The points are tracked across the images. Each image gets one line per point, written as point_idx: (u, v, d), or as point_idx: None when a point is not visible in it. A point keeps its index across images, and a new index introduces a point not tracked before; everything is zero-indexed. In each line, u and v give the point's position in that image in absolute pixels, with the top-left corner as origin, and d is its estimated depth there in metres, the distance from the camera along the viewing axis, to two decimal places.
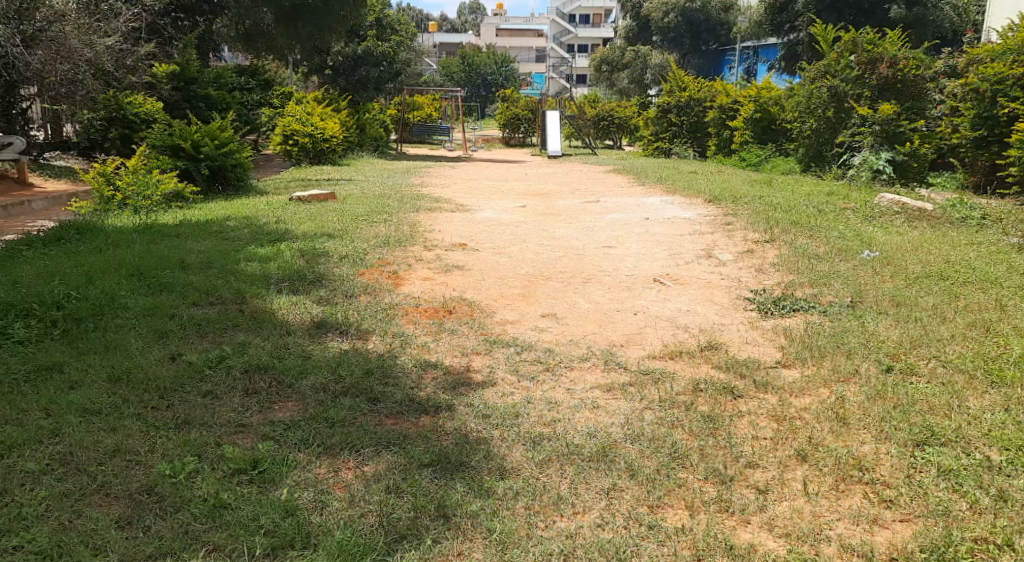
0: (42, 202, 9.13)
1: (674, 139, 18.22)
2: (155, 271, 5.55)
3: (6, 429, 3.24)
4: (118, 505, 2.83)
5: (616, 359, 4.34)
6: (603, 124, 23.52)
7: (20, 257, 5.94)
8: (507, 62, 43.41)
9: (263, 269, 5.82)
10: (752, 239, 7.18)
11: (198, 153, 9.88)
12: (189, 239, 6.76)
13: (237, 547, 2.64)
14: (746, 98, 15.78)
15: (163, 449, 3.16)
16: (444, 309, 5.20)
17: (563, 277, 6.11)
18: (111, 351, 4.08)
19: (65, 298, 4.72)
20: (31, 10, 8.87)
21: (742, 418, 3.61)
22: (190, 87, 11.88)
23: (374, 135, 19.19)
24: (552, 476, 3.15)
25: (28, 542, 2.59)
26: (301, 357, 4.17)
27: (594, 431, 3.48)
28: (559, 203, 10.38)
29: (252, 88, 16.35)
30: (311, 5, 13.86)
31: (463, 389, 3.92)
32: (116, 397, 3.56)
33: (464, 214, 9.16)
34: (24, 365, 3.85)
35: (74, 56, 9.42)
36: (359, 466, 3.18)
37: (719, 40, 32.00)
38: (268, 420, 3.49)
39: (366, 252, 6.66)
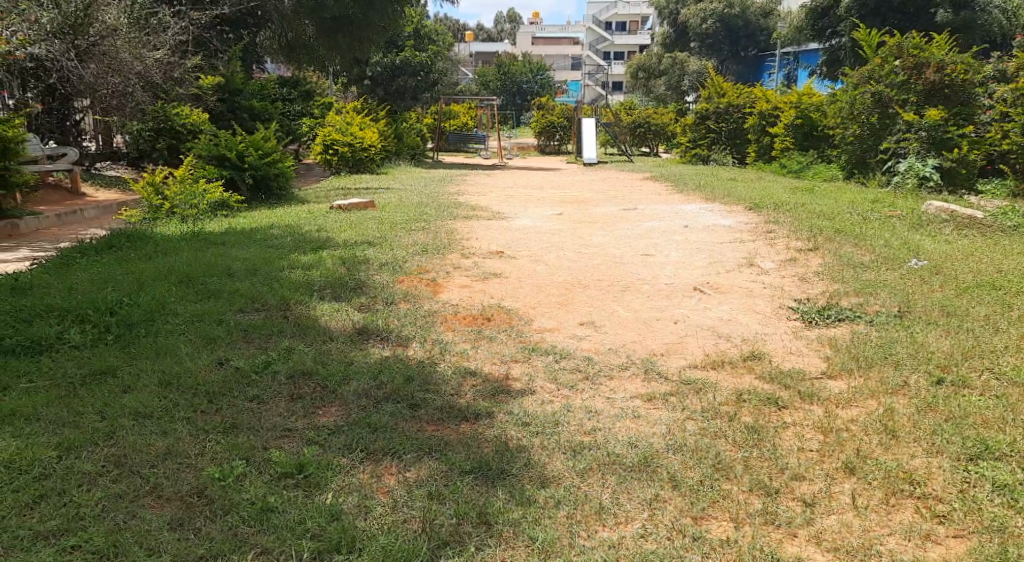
0: (94, 211, 9.40)
1: (712, 146, 18.10)
2: (203, 277, 5.66)
3: (64, 431, 3.33)
4: (170, 507, 2.89)
5: (657, 368, 4.31)
6: (640, 131, 23.48)
7: (73, 264, 6.10)
8: (542, 70, 43.59)
9: (306, 276, 5.90)
10: (795, 247, 7.09)
11: (242, 162, 10.08)
12: (234, 247, 6.88)
13: (285, 550, 2.68)
14: (785, 103, 15.58)
15: (213, 452, 3.23)
16: (483, 317, 5.22)
17: (602, 285, 6.11)
18: (161, 356, 4.18)
19: (118, 304, 4.84)
20: (84, 26, 9.20)
21: (788, 430, 3.56)
22: (234, 98, 12.44)
23: (411, 143, 19.07)
24: (594, 485, 3.15)
25: (86, 541, 2.66)
26: (344, 362, 4.23)
27: (636, 441, 3.47)
28: (595, 210, 10.39)
29: (293, 99, 16.65)
30: (351, 17, 14.10)
31: (503, 397, 3.93)
32: (167, 401, 3.65)
33: (500, 222, 9.20)
34: (80, 370, 3.95)
35: (125, 70, 9.68)
36: (401, 472, 3.20)
37: (759, 46, 31.66)
38: (313, 426, 3.53)
39: (405, 260, 6.73)
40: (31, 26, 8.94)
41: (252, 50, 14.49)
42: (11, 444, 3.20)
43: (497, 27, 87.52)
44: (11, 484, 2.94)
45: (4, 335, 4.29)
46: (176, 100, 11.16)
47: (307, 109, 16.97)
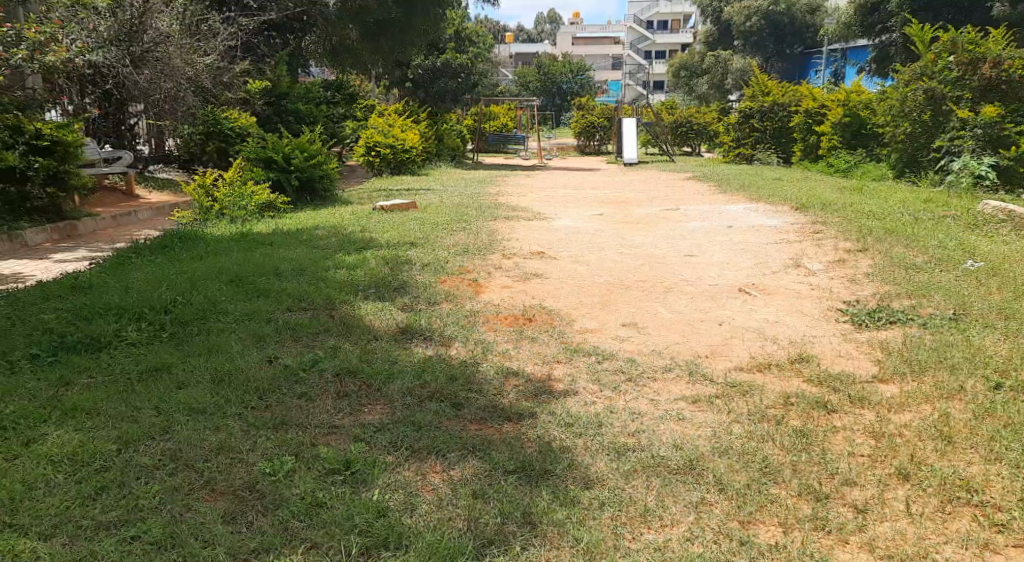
0: (147, 212, 9.66)
1: (757, 145, 17.87)
2: (252, 277, 5.77)
3: (122, 425, 3.42)
4: (223, 501, 2.96)
5: (702, 371, 4.27)
6: (682, 130, 23.27)
7: (129, 264, 6.27)
8: (582, 70, 43.45)
9: (351, 276, 5.98)
10: (844, 248, 6.96)
11: (288, 165, 10.26)
12: (281, 247, 7.00)
13: (334, 546, 2.72)
14: (833, 101, 15.30)
15: (264, 448, 3.30)
16: (525, 317, 5.23)
17: (644, 286, 6.07)
18: (213, 353, 4.27)
19: (172, 303, 4.96)
20: (138, 33, 9.54)
21: (837, 433, 3.50)
22: (280, 101, 12.67)
23: (451, 145, 19.19)
24: (638, 487, 3.13)
25: (144, 532, 2.73)
26: (388, 361, 4.28)
27: (681, 443, 3.44)
28: (637, 210, 10.34)
29: (337, 101, 16.87)
30: (394, 20, 14.23)
31: (546, 398, 3.94)
32: (220, 397, 3.72)
33: (541, 222, 9.21)
34: (137, 366, 4.06)
35: (177, 74, 9.91)
36: (446, 470, 3.23)
37: (804, 43, 31.09)
38: (359, 423, 3.58)
39: (447, 260, 6.77)
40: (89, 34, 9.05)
41: (297, 54, 14.72)
42: (73, 437, 3.29)
43: (537, 27, 87.50)
44: (74, 476, 3.03)
45: (65, 333, 4.42)
46: (225, 104, 11.40)
47: (350, 112, 17.18)
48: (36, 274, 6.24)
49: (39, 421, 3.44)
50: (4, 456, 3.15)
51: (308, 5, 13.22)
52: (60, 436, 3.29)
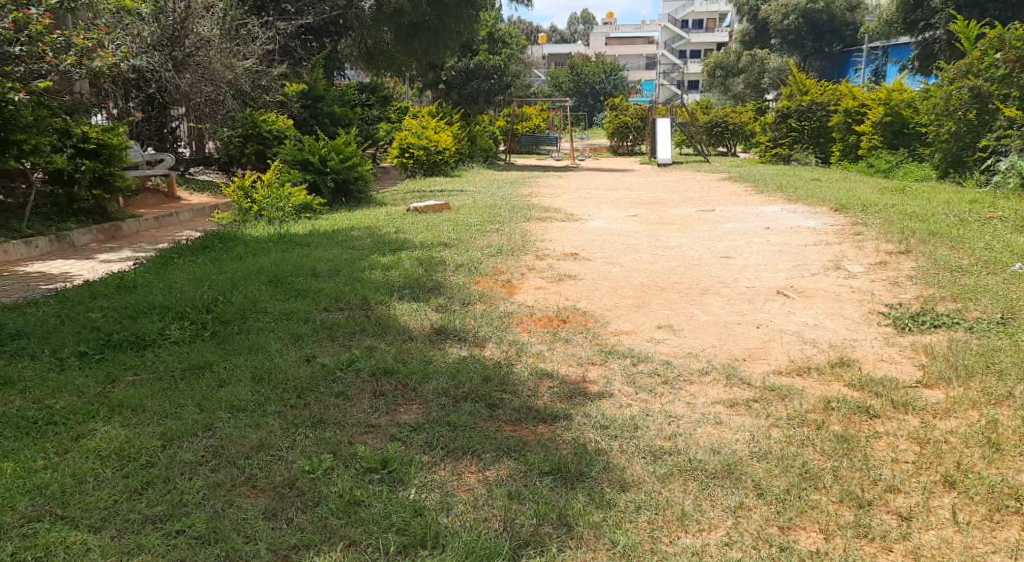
0: (188, 214, 9.84)
1: (794, 145, 17.64)
2: (290, 277, 5.85)
3: (166, 422, 3.49)
4: (263, 497, 3.00)
5: (739, 374, 4.22)
6: (717, 130, 23.02)
7: (172, 264, 6.39)
8: (616, 70, 43.26)
9: (386, 277, 6.04)
10: (886, 250, 6.83)
11: (325, 167, 10.38)
12: (317, 248, 7.09)
13: (372, 544, 2.75)
14: (873, 100, 15.03)
15: (303, 445, 3.34)
16: (559, 318, 5.22)
17: (680, 288, 6.02)
18: (253, 352, 4.33)
19: (213, 302, 5.04)
20: (180, 38, 9.85)
21: (880, 439, 3.43)
22: (316, 104, 12.82)
23: (484, 146, 19.23)
24: (675, 490, 3.10)
25: (189, 527, 2.78)
26: (423, 362, 4.30)
27: (718, 447, 3.41)
28: (672, 211, 10.26)
29: (372, 104, 17.03)
30: (428, 23, 14.31)
31: (580, 399, 3.93)
32: (260, 395, 3.78)
33: (575, 224, 9.18)
34: (180, 364, 4.13)
35: (217, 77, 10.27)
36: (481, 471, 3.24)
37: (844, 41, 30.53)
38: (394, 422, 3.60)
39: (481, 261, 6.79)
40: (133, 39, 9.34)
41: (333, 57, 14.89)
42: (120, 433, 3.36)
43: (571, 28, 87.32)
44: (122, 470, 3.10)
45: (112, 331, 4.52)
46: (263, 107, 11.57)
47: (385, 114, 17.32)
48: (83, 273, 6.39)
49: (87, 416, 3.52)
50: (54, 451, 3.23)
51: (344, 9, 13.25)
52: (108, 432, 3.36)
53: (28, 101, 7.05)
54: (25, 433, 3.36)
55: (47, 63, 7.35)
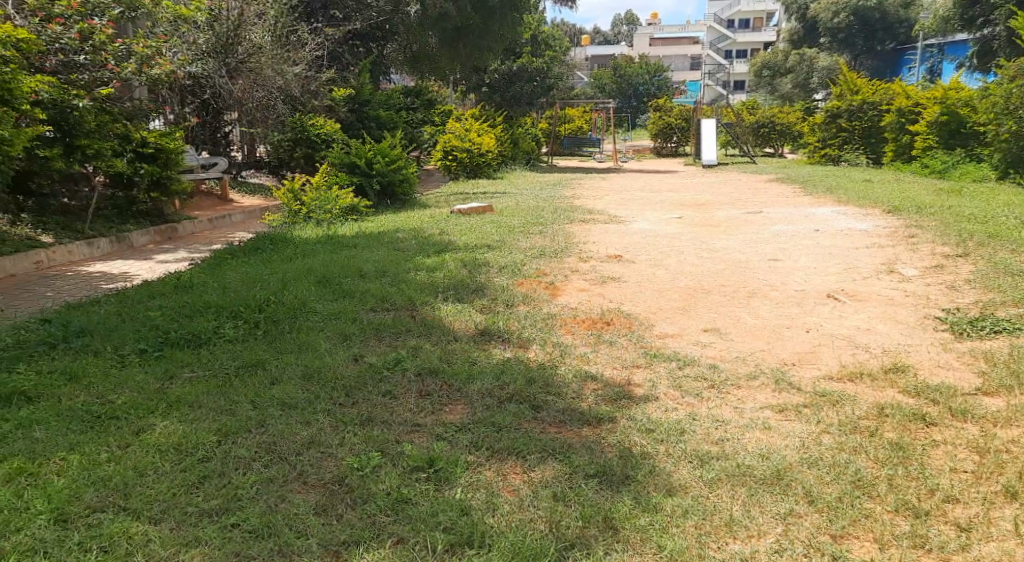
0: (240, 215, 10.05)
1: (844, 145, 17.24)
2: (338, 278, 5.94)
3: (221, 418, 3.57)
4: (314, 493, 3.05)
5: (788, 379, 4.15)
6: (763, 131, 22.66)
7: (225, 264, 6.54)
8: (660, 71, 42.88)
9: (431, 278, 6.09)
10: (941, 254, 6.66)
11: (371, 169, 10.51)
12: (363, 249, 7.17)
13: (420, 542, 2.77)
14: (929, 99, 14.68)
15: (352, 443, 3.39)
16: (602, 320, 5.20)
17: (726, 291, 5.95)
18: (303, 351, 4.40)
19: (265, 302, 5.15)
20: (233, 45, 10.11)
21: (937, 448, 3.35)
22: (361, 108, 12.99)
23: (526, 148, 19.21)
24: (723, 496, 3.07)
25: (244, 520, 2.85)
26: (467, 362, 4.33)
27: (768, 453, 3.35)
28: (717, 213, 10.12)
29: (416, 107, 17.20)
30: (472, 27, 14.40)
31: (625, 402, 3.90)
32: (310, 393, 3.84)
33: (618, 225, 9.13)
34: (235, 362, 4.22)
35: (268, 84, 10.51)
36: (526, 471, 3.24)
37: (897, 39, 29.68)
38: (440, 422, 3.63)
39: (524, 263, 6.81)
40: (189, 47, 9.63)
41: (379, 61, 15.07)
42: (178, 428, 3.46)
43: (616, 29, 86.97)
44: (179, 465, 3.17)
45: (170, 329, 4.64)
46: (312, 111, 11.75)
47: (428, 117, 17.47)
48: (141, 273, 6.58)
49: (147, 411, 3.62)
50: (117, 444, 3.32)
51: (391, 13, 13.72)
52: (166, 427, 3.46)
53: (90, 107, 7.32)
54: (90, 427, 3.46)
55: (108, 71, 7.66)
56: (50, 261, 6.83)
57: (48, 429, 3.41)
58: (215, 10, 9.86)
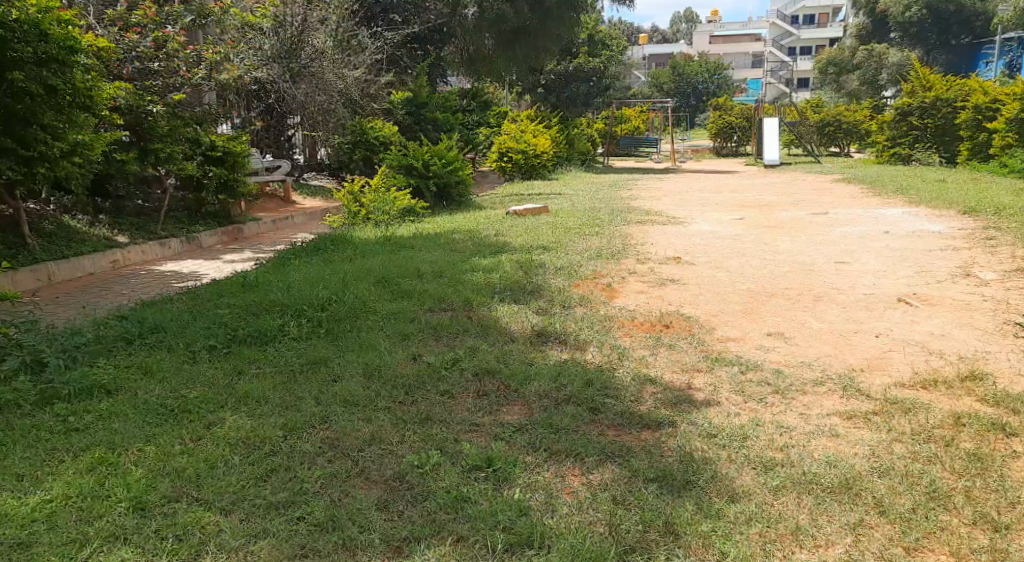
0: (302, 217, 10.29)
1: (915, 144, 16.73)
2: (398, 278, 6.02)
3: (287, 413, 3.66)
4: (376, 489, 3.09)
5: (857, 385, 4.04)
6: (828, 130, 22.07)
7: (288, 264, 6.70)
8: (720, 70, 42.20)
9: (488, 279, 6.11)
10: (1022, 256, 6.39)
11: (427, 171, 10.63)
12: (420, 250, 7.25)
13: (480, 541, 2.79)
14: (1008, 95, 14.12)
15: (412, 441, 3.43)
16: (661, 323, 5.14)
17: (790, 294, 5.82)
18: (364, 350, 4.47)
19: (327, 301, 5.25)
20: (297, 50, 10.41)
21: (1017, 460, 3.23)
22: (419, 111, 13.12)
23: (582, 149, 19.12)
24: (789, 504, 3.00)
25: (309, 514, 2.90)
26: (525, 363, 4.33)
27: (835, 460, 3.27)
28: (781, 214, 9.90)
29: (472, 109, 17.32)
30: (529, 28, 14.40)
31: (686, 406, 3.85)
32: (371, 391, 3.90)
33: (678, 227, 9.01)
34: (299, 359, 4.32)
35: (330, 88, 10.71)
36: (585, 474, 3.23)
37: (974, 33, 28.59)
38: (498, 422, 3.64)
39: (581, 264, 6.78)
40: (256, 53, 9.83)
41: (437, 64, 15.21)
42: (246, 422, 3.55)
43: (674, 28, 85.95)
44: (248, 458, 3.26)
45: (239, 327, 4.78)
46: (371, 114, 11.92)
47: (485, 119, 17.56)
48: (209, 272, 6.78)
49: (217, 406, 3.73)
50: (190, 437, 3.43)
51: (448, 16, 13.73)
52: (236, 421, 3.56)
53: (163, 112, 7.63)
54: (164, 420, 3.59)
55: (180, 77, 7.96)
56: (125, 260, 7.09)
57: (126, 421, 3.54)
58: (279, 17, 10.12)
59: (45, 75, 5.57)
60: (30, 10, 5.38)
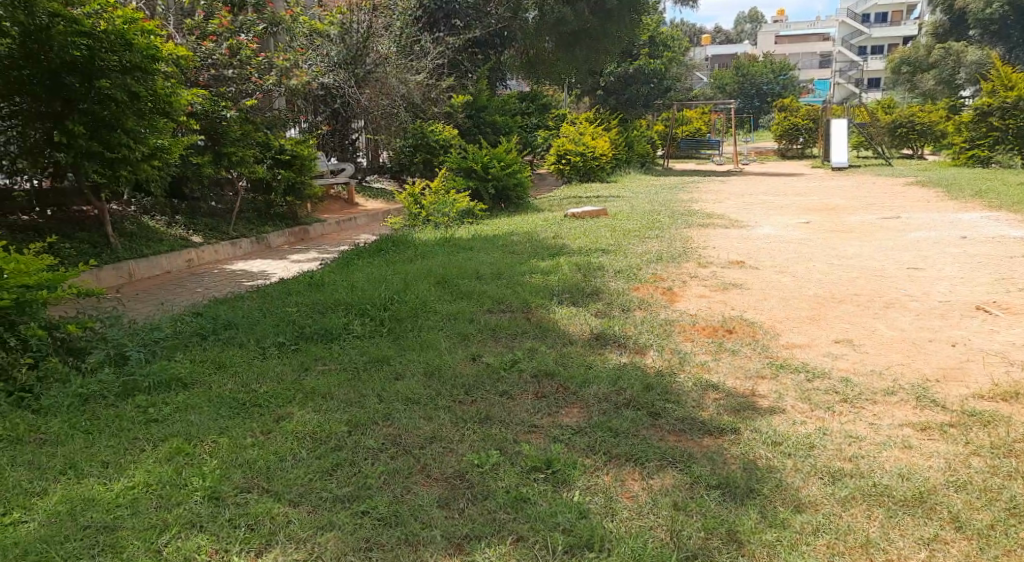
0: (365, 219, 10.50)
1: (996, 145, 16.09)
2: (457, 279, 6.08)
3: (351, 409, 3.73)
4: (437, 486, 3.13)
5: (931, 396, 3.90)
6: (901, 132, 21.34)
7: (352, 264, 6.83)
8: (786, 70, 41.26)
9: (546, 281, 6.12)
10: None
11: (487, 174, 10.70)
12: (480, 252, 7.30)
13: (541, 542, 2.79)
14: None
15: (472, 440, 3.45)
16: (724, 328, 5.07)
17: (859, 300, 5.66)
18: (424, 348, 4.53)
19: (389, 301, 5.34)
20: (362, 56, 10.64)
21: None
22: (479, 114, 13.25)
23: (642, 151, 18.95)
24: (858, 516, 2.92)
25: (373, 509, 2.95)
26: (584, 366, 4.32)
27: (908, 473, 3.17)
28: (850, 218, 9.64)
29: (531, 112, 17.37)
30: (590, 30, 14.32)
31: (749, 413, 3.78)
32: (431, 390, 3.94)
33: (740, 230, 8.86)
34: (363, 357, 4.40)
35: (392, 93, 10.88)
36: (646, 478, 3.20)
37: None
38: (557, 424, 3.64)
39: (640, 268, 6.73)
40: (323, 59, 10.44)
41: (497, 68, 15.31)
42: (313, 417, 3.64)
43: (739, 28, 84.47)
44: (315, 452, 3.34)
45: (305, 324, 4.90)
46: (432, 118, 12.04)
47: (544, 122, 17.58)
48: (277, 271, 6.96)
49: (286, 401, 3.83)
50: (261, 430, 3.53)
51: (510, 19, 13.86)
52: (303, 416, 3.65)
53: (236, 117, 7.86)
54: (236, 413, 3.70)
55: (252, 83, 8.18)
56: (198, 258, 7.32)
57: (201, 413, 3.67)
58: (345, 24, 10.50)
59: (128, 82, 5.88)
60: (115, 21, 5.71)
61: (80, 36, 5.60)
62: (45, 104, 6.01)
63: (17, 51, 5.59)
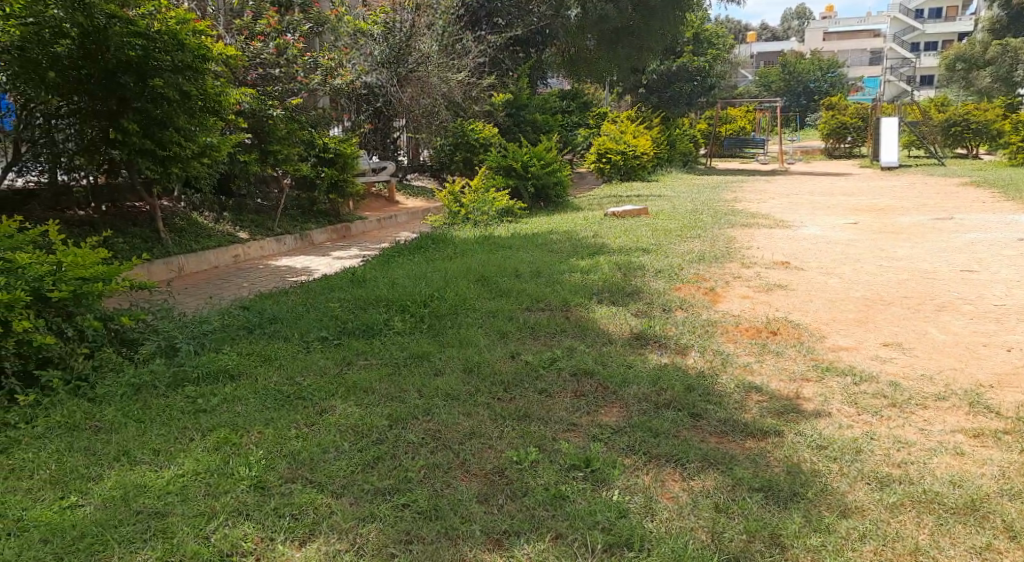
0: (405, 216, 10.57)
1: None
2: (497, 277, 6.09)
3: (391, 404, 3.76)
4: (476, 482, 3.14)
5: (985, 402, 3.80)
6: (954, 130, 20.76)
7: (393, 262, 6.87)
8: (834, 68, 40.42)
9: (585, 280, 6.10)
10: None
11: (526, 172, 10.71)
12: (520, 250, 7.30)
13: (580, 540, 2.78)
14: None
15: (511, 437, 3.46)
16: (768, 329, 4.99)
17: (909, 303, 5.53)
18: (463, 345, 4.56)
19: (429, 298, 5.36)
20: (403, 55, 10.70)
21: None
22: (519, 113, 13.29)
23: (684, 150, 18.75)
24: (907, 523, 2.85)
25: (413, 501, 2.98)
26: (624, 365, 4.30)
27: (959, 480, 3.09)
28: (900, 219, 9.41)
29: (572, 111, 17.30)
30: (633, 28, 14.23)
31: (793, 416, 3.72)
32: (470, 386, 3.96)
33: (785, 231, 8.70)
34: (403, 352, 4.44)
35: (434, 91, 10.95)
36: (686, 479, 3.17)
37: None
38: (596, 423, 3.63)
39: (682, 267, 6.66)
40: (366, 58, 10.54)
41: (538, 66, 15.30)
42: (355, 411, 3.68)
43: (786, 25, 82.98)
44: (357, 444, 3.37)
45: (347, 319, 4.96)
46: (473, 116, 12.10)
47: (585, 120, 17.50)
48: (320, 268, 7.04)
49: (329, 394, 3.87)
50: (304, 422, 3.58)
51: (552, 18, 13.82)
52: (346, 409, 3.70)
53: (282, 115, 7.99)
54: (281, 405, 3.76)
55: (298, 82, 8.30)
56: (245, 254, 7.46)
57: (247, 404, 3.74)
58: (389, 23, 10.56)
59: (180, 81, 6.01)
60: (168, 22, 5.87)
61: (136, 36, 5.75)
62: (101, 102, 6.12)
63: (76, 51, 5.71)
